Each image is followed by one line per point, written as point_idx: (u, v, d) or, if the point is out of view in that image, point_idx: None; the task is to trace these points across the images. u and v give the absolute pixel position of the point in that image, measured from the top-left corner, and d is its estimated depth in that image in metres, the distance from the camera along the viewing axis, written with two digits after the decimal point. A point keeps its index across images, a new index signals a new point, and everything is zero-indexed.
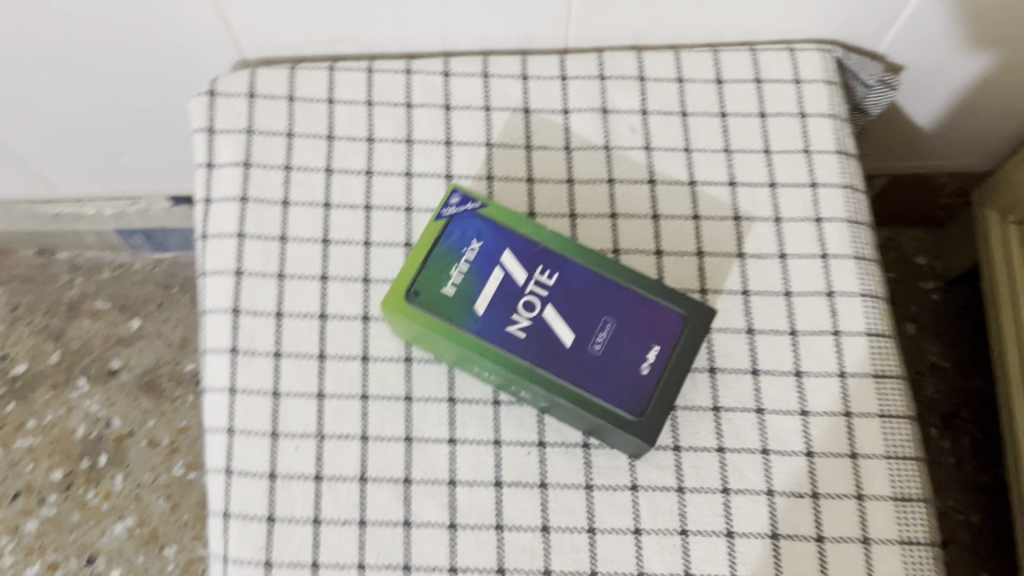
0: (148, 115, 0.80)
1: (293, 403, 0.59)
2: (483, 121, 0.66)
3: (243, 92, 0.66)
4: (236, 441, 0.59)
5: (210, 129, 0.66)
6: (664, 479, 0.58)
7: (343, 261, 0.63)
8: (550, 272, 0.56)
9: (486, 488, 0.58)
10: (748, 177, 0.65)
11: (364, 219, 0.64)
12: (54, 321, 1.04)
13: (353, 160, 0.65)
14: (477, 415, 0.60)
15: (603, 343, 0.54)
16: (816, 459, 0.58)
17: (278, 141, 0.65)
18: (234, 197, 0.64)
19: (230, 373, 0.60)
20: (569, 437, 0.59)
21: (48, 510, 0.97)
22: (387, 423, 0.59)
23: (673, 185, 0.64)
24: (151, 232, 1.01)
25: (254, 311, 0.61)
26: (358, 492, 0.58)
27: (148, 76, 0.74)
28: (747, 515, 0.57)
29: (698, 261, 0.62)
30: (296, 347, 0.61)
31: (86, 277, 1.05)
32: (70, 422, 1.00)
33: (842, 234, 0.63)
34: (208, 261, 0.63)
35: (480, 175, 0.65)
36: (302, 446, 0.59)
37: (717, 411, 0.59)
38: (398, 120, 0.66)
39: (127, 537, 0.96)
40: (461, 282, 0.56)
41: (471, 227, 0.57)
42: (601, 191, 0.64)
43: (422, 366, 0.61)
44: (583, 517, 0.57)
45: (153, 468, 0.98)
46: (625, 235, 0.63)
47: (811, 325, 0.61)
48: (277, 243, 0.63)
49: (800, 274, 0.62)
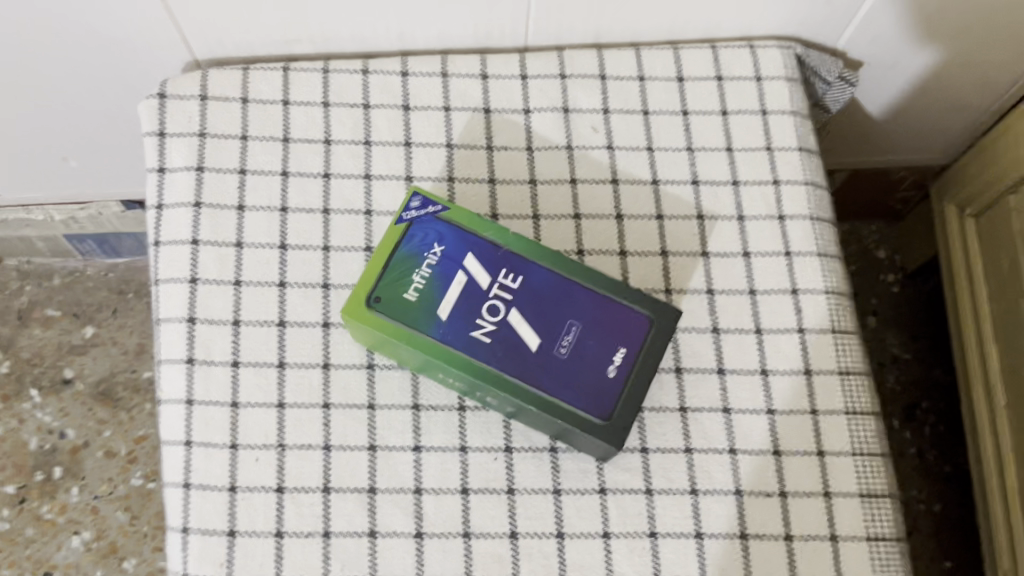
0: (96, 116, 0.77)
1: (253, 414, 0.58)
2: (443, 122, 0.65)
3: (194, 94, 0.64)
4: (194, 455, 0.57)
5: (161, 133, 0.64)
6: (632, 481, 0.58)
7: (302, 267, 0.61)
8: (514, 276, 0.55)
9: (453, 496, 0.57)
10: (711, 176, 0.64)
11: (323, 224, 0.62)
12: (3, 330, 1.00)
13: (310, 162, 0.63)
14: (441, 422, 0.59)
15: (569, 347, 0.54)
16: (783, 458, 0.58)
17: (232, 144, 0.63)
18: (188, 203, 0.62)
19: (187, 384, 0.58)
20: (536, 442, 0.58)
21: (1, 525, 0.94)
22: (351, 432, 0.58)
23: (636, 184, 0.64)
24: (104, 237, 0.98)
25: (211, 320, 0.60)
26: (322, 503, 0.56)
27: (95, 77, 0.71)
28: (716, 515, 0.57)
29: (663, 261, 0.62)
30: (255, 356, 0.59)
31: (36, 284, 1.02)
32: (22, 434, 0.97)
33: (805, 231, 0.63)
34: (161, 269, 0.61)
35: (441, 176, 0.64)
36: (262, 458, 0.57)
37: (685, 412, 0.59)
38: (356, 121, 0.65)
39: (85, 551, 0.93)
40: (424, 287, 0.55)
41: (432, 230, 0.56)
42: (564, 191, 0.63)
43: (385, 372, 0.59)
44: (552, 522, 0.57)
45: (111, 479, 0.96)
46: (589, 236, 0.62)
47: (775, 324, 0.61)
48: (234, 250, 0.61)
49: (764, 273, 0.62)
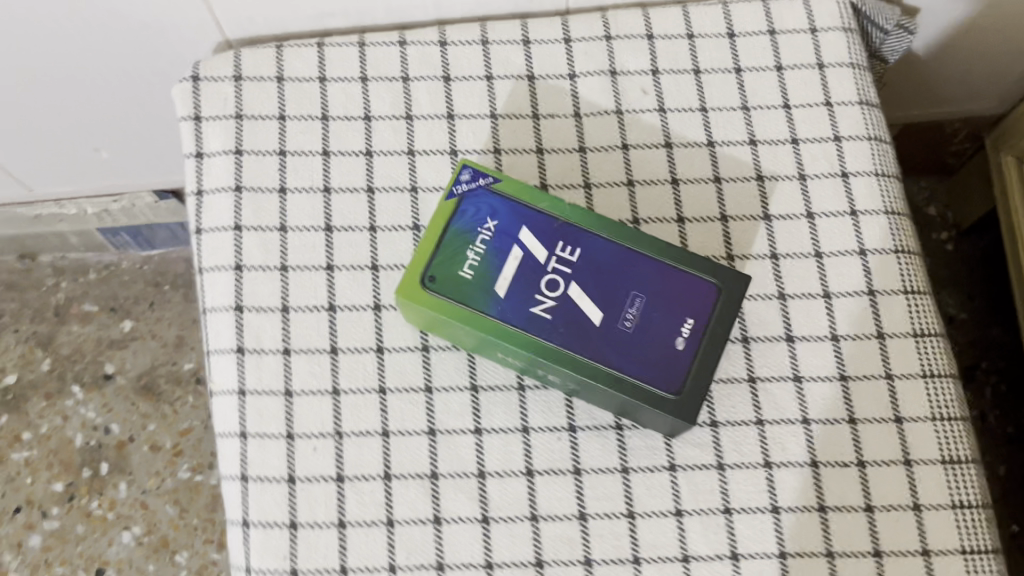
0: (128, 103, 0.75)
1: (307, 402, 0.56)
2: (486, 92, 0.62)
3: (228, 75, 0.62)
4: (251, 446, 0.56)
5: (196, 117, 0.61)
6: (703, 456, 0.55)
7: (350, 249, 0.59)
8: (572, 248, 0.53)
9: (518, 479, 0.55)
10: (769, 135, 0.61)
11: (368, 203, 0.60)
12: (42, 328, 1.00)
13: (351, 140, 0.61)
14: (501, 403, 0.57)
15: (634, 321, 0.51)
16: (860, 426, 0.56)
17: (270, 125, 0.61)
18: (228, 188, 0.60)
19: (239, 374, 0.57)
20: (600, 420, 0.56)
21: (52, 523, 0.93)
22: (409, 417, 0.56)
23: (691, 147, 0.61)
24: (138, 230, 0.97)
25: (259, 308, 0.58)
26: (383, 491, 0.55)
27: (127, 62, 0.69)
28: (791, 488, 0.55)
29: (723, 226, 0.59)
30: (307, 343, 0.57)
31: (72, 279, 1.01)
32: (68, 431, 0.96)
33: (871, 188, 0.60)
34: (205, 258, 0.59)
35: (487, 148, 0.61)
36: (320, 446, 0.55)
37: (754, 383, 0.57)
38: (396, 95, 0.62)
39: (137, 546, 0.93)
40: (479, 264, 0.52)
41: (484, 204, 0.54)
42: (615, 158, 0.61)
43: (440, 355, 0.57)
44: (622, 501, 0.55)
45: (158, 473, 0.95)
46: (644, 204, 0.60)
47: (844, 286, 0.58)
48: (278, 234, 0.59)
49: (830, 234, 0.59)
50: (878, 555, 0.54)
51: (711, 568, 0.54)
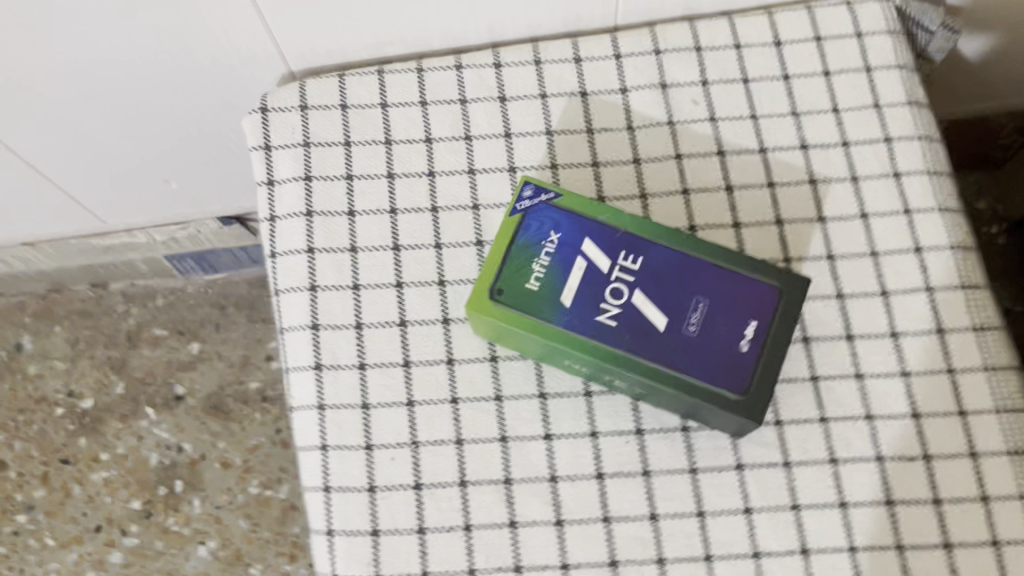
0: (197, 135, 0.79)
1: (384, 414, 0.59)
2: (541, 110, 0.65)
3: (295, 105, 0.65)
4: (332, 458, 0.58)
5: (266, 146, 0.65)
6: (769, 455, 0.57)
7: (418, 266, 0.62)
8: (634, 257, 0.55)
9: (589, 481, 0.57)
10: (820, 139, 0.63)
11: (432, 221, 0.63)
12: (114, 352, 1.04)
13: (413, 162, 0.64)
14: (569, 409, 0.59)
15: (697, 325, 0.53)
16: (923, 421, 0.57)
17: (336, 151, 0.64)
18: (300, 212, 0.63)
19: (318, 389, 0.60)
20: (666, 422, 0.58)
21: (132, 540, 0.97)
22: (481, 425, 0.58)
23: (743, 155, 0.63)
24: (203, 255, 1.00)
25: (334, 325, 0.61)
26: (460, 497, 0.57)
27: (198, 96, 0.73)
28: (858, 483, 0.56)
29: (779, 230, 0.61)
30: (381, 357, 0.60)
31: (141, 305, 1.05)
32: (143, 451, 1.00)
33: (924, 187, 0.61)
34: (281, 279, 0.62)
35: (544, 164, 0.63)
36: (397, 456, 0.58)
37: (817, 381, 0.58)
38: (455, 117, 0.65)
39: (213, 560, 0.96)
40: (545, 276, 0.54)
41: (547, 218, 0.56)
42: (670, 168, 0.63)
43: (508, 365, 0.60)
44: (691, 501, 0.56)
45: (230, 489, 0.98)
46: (700, 211, 0.62)
47: (901, 284, 0.60)
48: (349, 255, 0.62)
49: (884, 233, 0.61)
50: (948, 546, 0.55)
51: (781, 563, 0.55)
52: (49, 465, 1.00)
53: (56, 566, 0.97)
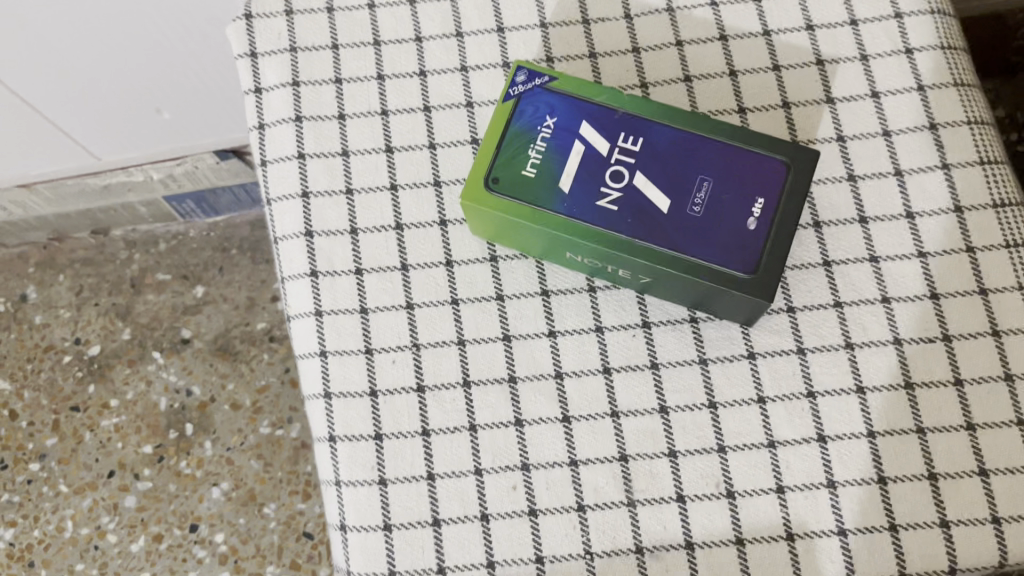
0: (187, 59, 0.77)
1: (383, 318, 0.57)
2: (534, 2, 0.62)
3: (280, 10, 0.63)
4: (330, 364, 0.57)
5: (252, 53, 0.62)
6: (782, 342, 0.55)
7: (412, 168, 0.60)
8: (634, 138, 0.52)
9: (596, 377, 0.55)
10: (827, 18, 0.60)
11: (425, 121, 0.61)
12: (119, 299, 1.03)
13: (404, 62, 0.62)
14: (573, 305, 0.57)
15: (702, 205, 0.51)
16: (942, 301, 0.55)
17: (324, 55, 0.62)
18: (289, 119, 0.61)
19: (314, 296, 0.58)
20: (674, 314, 0.56)
21: (145, 484, 0.97)
22: (483, 325, 0.57)
23: (746, 38, 0.60)
24: (203, 196, 0.99)
25: (328, 231, 0.59)
26: (464, 397, 0.55)
27: (182, 14, 0.71)
28: (876, 367, 0.54)
29: (786, 113, 0.59)
30: (377, 261, 0.58)
31: (144, 251, 1.04)
32: (152, 395, 0.99)
33: (937, 62, 0.59)
34: (273, 188, 0.61)
35: (539, 58, 0.61)
36: (398, 358, 0.56)
37: (829, 266, 0.56)
38: (445, 15, 0.62)
39: (226, 501, 0.96)
40: (542, 162, 0.52)
41: (543, 103, 0.53)
42: (670, 55, 0.60)
43: (508, 263, 0.58)
44: (702, 392, 0.54)
45: (240, 431, 0.98)
46: (704, 98, 0.59)
47: (915, 163, 0.57)
48: (341, 159, 0.60)
49: (896, 112, 0.58)
50: (971, 428, 0.53)
51: (798, 452, 0.53)
52: (59, 413, 0.99)
53: (71, 512, 0.96)
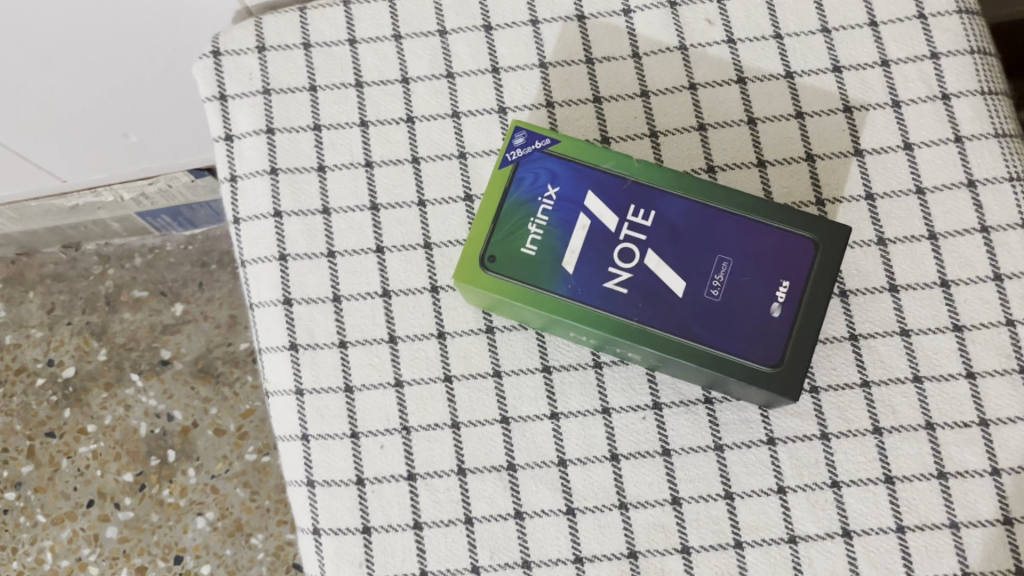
0: (152, 83, 0.71)
1: (369, 398, 0.52)
2: (533, 38, 0.56)
3: (251, 47, 0.57)
4: (313, 449, 0.52)
5: (221, 95, 0.56)
6: (805, 427, 0.50)
7: (400, 227, 0.54)
8: (646, 211, 0.47)
9: (602, 465, 0.51)
10: (856, 59, 0.54)
11: (413, 174, 0.55)
12: (94, 317, 0.98)
13: (389, 107, 0.56)
14: (577, 383, 0.52)
15: (721, 288, 0.46)
16: (979, 380, 0.50)
17: (301, 98, 0.56)
18: (264, 171, 0.55)
19: (294, 373, 0.53)
20: (687, 394, 0.51)
21: (126, 514, 0.93)
22: (479, 406, 0.52)
23: (767, 81, 0.54)
24: (179, 211, 0.93)
25: (309, 299, 0.54)
26: (459, 487, 0.51)
27: (145, 39, 0.65)
28: (907, 456, 0.50)
29: (810, 167, 0.53)
30: (363, 333, 0.53)
31: (118, 266, 0.98)
32: (131, 420, 0.95)
33: (976, 109, 0.53)
34: (247, 248, 0.55)
35: (538, 102, 0.55)
36: (386, 444, 0.52)
37: (856, 341, 0.51)
38: (434, 52, 0.56)
39: (212, 531, 0.92)
40: (543, 238, 0.47)
41: (543, 169, 0.48)
42: (683, 100, 0.55)
43: (505, 336, 0.53)
44: (718, 482, 0.50)
45: (225, 458, 0.94)
46: (719, 149, 0.54)
47: (951, 225, 0.52)
48: (322, 218, 0.55)
49: (931, 166, 0.53)
50: (1009, 523, 0.49)
51: (821, 549, 0.49)
52: (34, 439, 0.95)
53: (50, 544, 0.92)
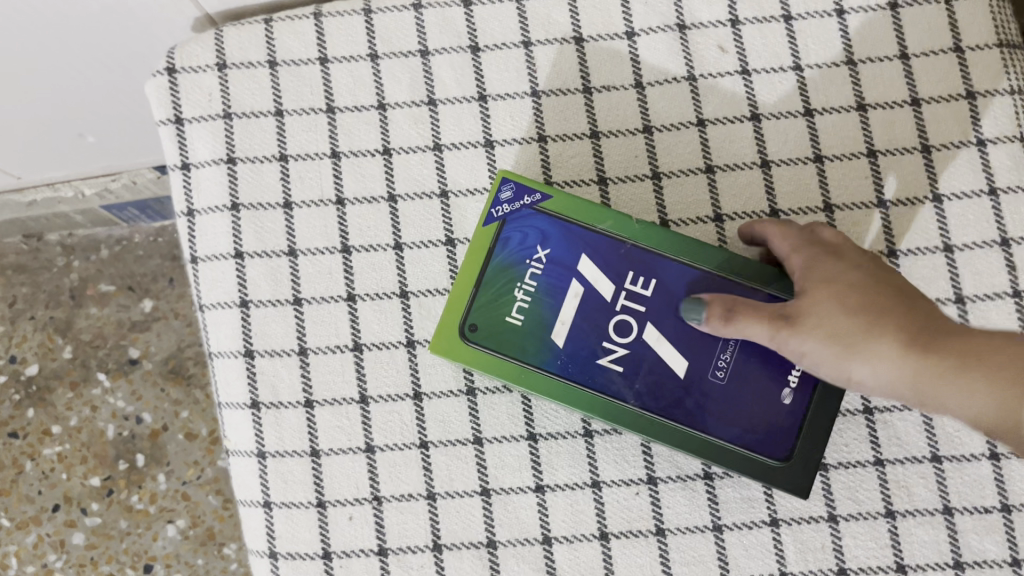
0: (111, 91, 0.64)
1: (337, 464, 0.48)
2: (525, 62, 0.50)
3: (211, 63, 0.50)
4: (276, 518, 0.48)
5: (177, 119, 0.50)
6: (812, 508, 0.46)
7: (374, 274, 0.49)
8: (645, 279, 0.42)
9: (591, 544, 0.47)
10: (883, 96, 0.49)
11: (390, 215, 0.50)
12: (58, 312, 0.87)
13: (363, 137, 0.50)
14: (566, 453, 0.48)
15: (728, 371, 0.41)
16: (1004, 463, 0.46)
17: (266, 123, 0.50)
18: (224, 207, 0.50)
19: (256, 434, 0.48)
20: (684, 468, 0.47)
21: (94, 520, 0.84)
22: (457, 475, 0.48)
23: (784, 119, 0.49)
24: (147, 204, 0.85)
25: (272, 351, 0.49)
26: (434, 565, 0.47)
27: (98, 50, 0.57)
28: (922, 542, 0.46)
29: (828, 218, 0.48)
30: (331, 393, 0.48)
31: (83, 258, 0.88)
32: (98, 423, 0.85)
33: (1015, 157, 0.48)
34: (205, 292, 0.50)
35: (529, 136, 0.50)
36: (356, 515, 0.48)
37: (871, 415, 0.46)
38: (413, 76, 0.50)
39: (183, 539, 0.84)
40: (531, 307, 0.42)
41: (532, 228, 0.43)
42: (690, 138, 0.49)
43: (487, 399, 0.48)
44: (715, 565, 0.46)
45: (196, 464, 0.85)
46: (728, 195, 0.49)
47: (981, 289, 0.47)
48: (288, 261, 0.49)
49: (961, 221, 0.48)
50: None
51: None
52: None
53: (14, 549, 0.84)
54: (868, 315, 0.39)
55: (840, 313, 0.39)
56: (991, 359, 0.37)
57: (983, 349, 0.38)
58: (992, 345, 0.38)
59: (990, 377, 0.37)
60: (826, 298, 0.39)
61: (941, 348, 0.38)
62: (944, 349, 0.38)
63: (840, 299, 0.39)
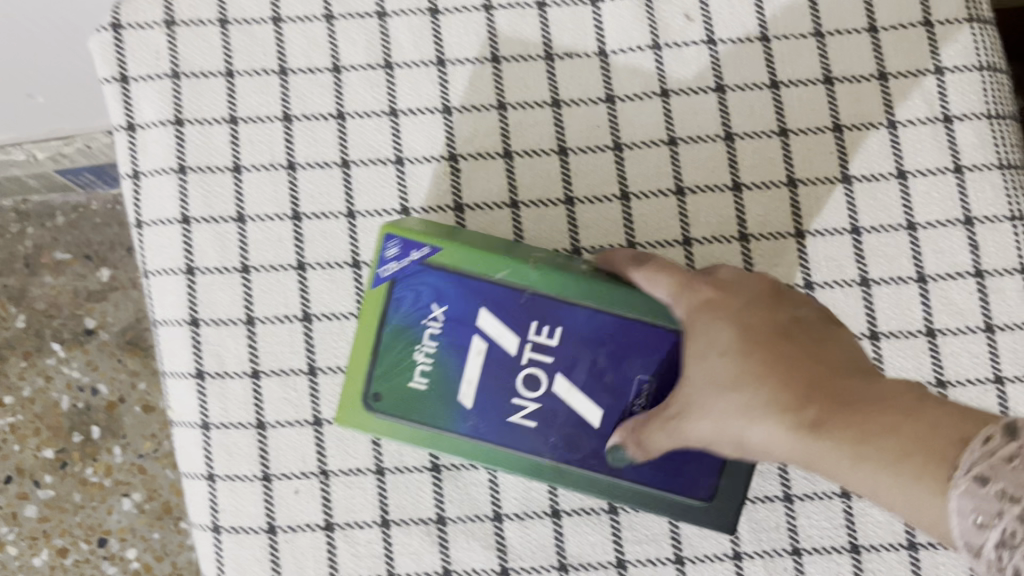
0: (59, 54, 0.61)
1: (284, 437, 0.47)
2: (485, 26, 0.49)
3: (158, 20, 0.48)
4: (218, 491, 0.46)
5: (122, 77, 0.48)
6: (767, 487, 0.46)
7: (326, 241, 0.48)
8: (550, 328, 0.41)
9: (541, 521, 0.46)
10: (851, 69, 0.48)
11: (342, 181, 0.48)
12: (10, 279, 0.79)
13: (317, 100, 0.49)
14: None
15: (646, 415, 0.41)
16: None
17: (216, 84, 0.48)
18: (172, 168, 0.48)
19: (201, 405, 0.47)
20: None
21: (47, 492, 0.77)
22: (409, 450, 0.46)
23: (748, 91, 0.48)
24: (104, 167, 0.77)
25: (217, 320, 0.47)
26: (382, 540, 0.46)
27: (42, 8, 0.55)
28: (876, 522, 0.45)
29: (791, 193, 0.47)
30: (277, 363, 0.47)
31: (37, 224, 0.79)
32: (52, 394, 0.78)
33: (982, 136, 0.47)
34: (149, 257, 0.48)
35: (488, 103, 0.48)
36: (302, 489, 0.46)
37: None
38: (370, 38, 0.49)
39: (139, 514, 0.77)
40: (433, 369, 0.41)
41: (424, 287, 0.41)
42: (653, 109, 0.48)
43: None
44: (668, 544, 0.46)
45: (153, 437, 0.77)
46: (689, 169, 0.48)
47: (942, 268, 0.46)
48: (236, 227, 0.48)
49: (924, 199, 0.47)
50: None
51: None
52: None
53: None
54: (750, 396, 0.34)
55: (720, 398, 0.35)
56: (890, 435, 0.30)
57: (879, 419, 0.30)
58: (909, 426, 0.29)
59: (906, 464, 0.29)
60: (708, 384, 0.35)
61: (828, 425, 0.31)
62: (836, 424, 0.31)
63: (717, 379, 0.35)
